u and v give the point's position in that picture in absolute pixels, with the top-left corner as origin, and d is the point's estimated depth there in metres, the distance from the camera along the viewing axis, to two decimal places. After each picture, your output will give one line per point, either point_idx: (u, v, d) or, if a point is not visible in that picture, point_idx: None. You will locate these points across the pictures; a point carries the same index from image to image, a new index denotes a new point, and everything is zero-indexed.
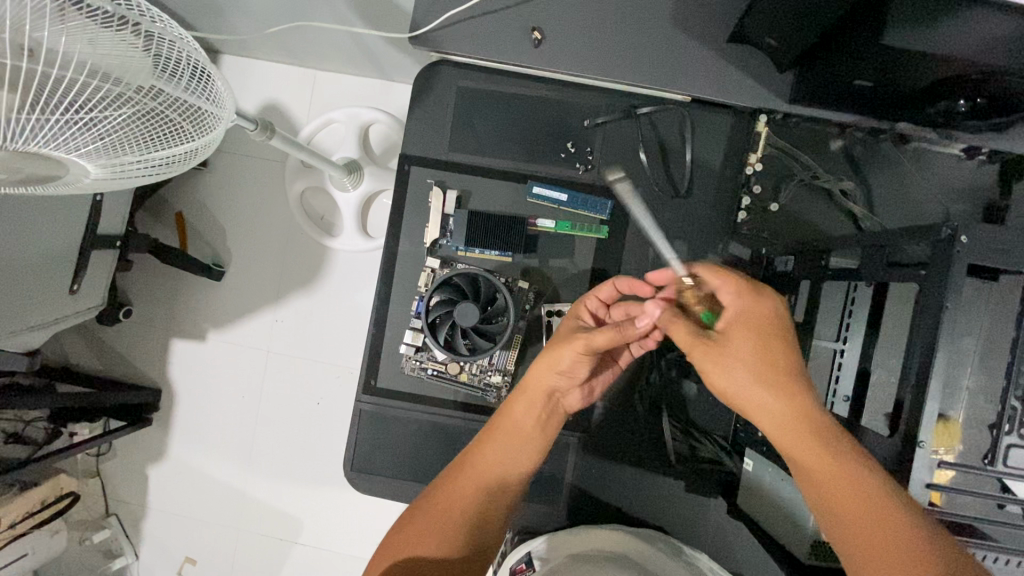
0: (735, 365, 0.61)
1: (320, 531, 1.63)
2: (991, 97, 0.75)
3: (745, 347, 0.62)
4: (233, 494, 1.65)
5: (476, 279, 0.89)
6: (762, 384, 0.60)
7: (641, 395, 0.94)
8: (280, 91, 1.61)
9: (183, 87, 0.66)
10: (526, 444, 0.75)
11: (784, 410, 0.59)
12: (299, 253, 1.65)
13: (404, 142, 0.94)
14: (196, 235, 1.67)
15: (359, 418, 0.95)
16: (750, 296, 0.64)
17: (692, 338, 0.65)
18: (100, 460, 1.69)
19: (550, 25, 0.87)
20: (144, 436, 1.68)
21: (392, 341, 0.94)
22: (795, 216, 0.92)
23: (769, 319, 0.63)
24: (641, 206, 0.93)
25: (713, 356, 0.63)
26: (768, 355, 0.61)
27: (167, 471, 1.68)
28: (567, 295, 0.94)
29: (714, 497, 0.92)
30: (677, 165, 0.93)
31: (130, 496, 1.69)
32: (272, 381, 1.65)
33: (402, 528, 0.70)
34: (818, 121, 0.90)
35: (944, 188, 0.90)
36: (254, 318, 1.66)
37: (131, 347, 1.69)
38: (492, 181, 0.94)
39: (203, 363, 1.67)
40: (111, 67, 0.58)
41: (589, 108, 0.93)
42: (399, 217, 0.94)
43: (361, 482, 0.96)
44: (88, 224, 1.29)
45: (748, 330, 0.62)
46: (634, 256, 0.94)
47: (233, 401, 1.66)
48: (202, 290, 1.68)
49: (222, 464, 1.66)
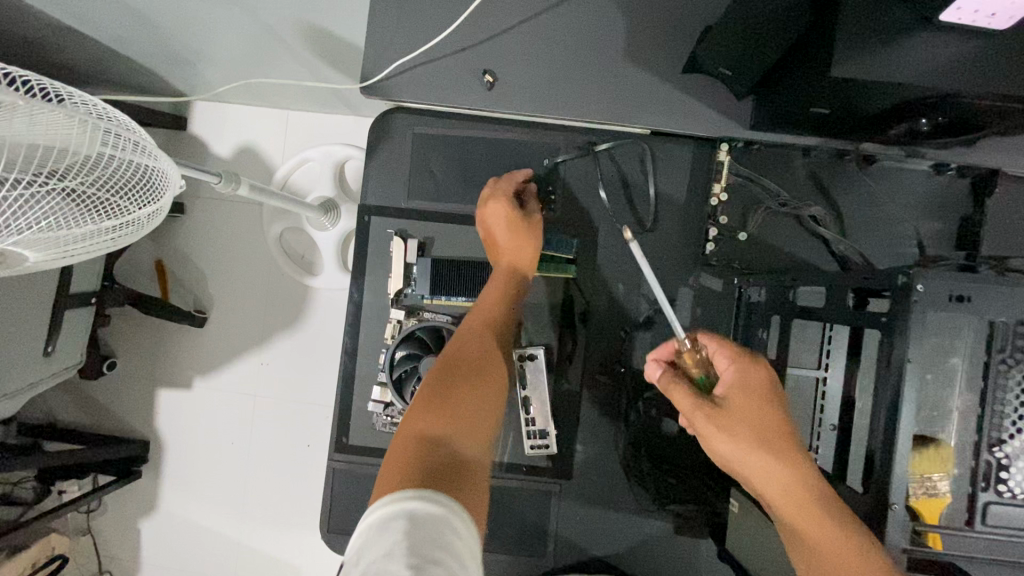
0: (738, 432, 0.56)
1: None
2: (955, 117, 0.72)
3: (747, 413, 0.57)
4: (225, 546, 1.63)
5: (439, 330, 0.86)
6: (766, 450, 0.55)
7: (622, 435, 0.91)
8: (251, 135, 1.60)
9: (131, 151, 0.64)
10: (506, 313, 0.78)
11: (790, 483, 0.54)
12: (279, 296, 1.64)
13: (364, 192, 0.92)
14: (176, 283, 1.66)
15: (333, 478, 0.92)
16: (749, 360, 0.61)
17: (694, 403, 0.59)
18: (90, 517, 1.68)
19: (500, 67, 0.86)
20: (134, 491, 1.67)
21: (362, 396, 0.92)
22: (764, 243, 0.89)
23: (766, 379, 0.60)
24: (608, 241, 0.91)
25: (717, 422, 0.57)
26: (771, 420, 0.57)
27: (158, 526, 1.66)
28: (538, 338, 0.91)
29: (703, 538, 0.89)
30: (641, 199, 0.90)
31: (122, 551, 1.67)
32: (258, 428, 1.63)
33: (406, 441, 0.57)
34: (781, 147, 0.87)
35: (916, 205, 0.88)
36: (238, 364, 1.64)
37: (116, 401, 1.68)
38: (454, 227, 0.91)
39: (189, 412, 1.66)
40: (52, 141, 0.57)
41: (548, 147, 0.91)
42: (362, 270, 0.92)
43: (339, 543, 0.93)
44: (59, 283, 1.32)
45: (748, 395, 0.59)
46: (604, 293, 0.91)
47: (220, 451, 1.64)
48: (184, 338, 1.67)
49: (212, 516, 1.63)
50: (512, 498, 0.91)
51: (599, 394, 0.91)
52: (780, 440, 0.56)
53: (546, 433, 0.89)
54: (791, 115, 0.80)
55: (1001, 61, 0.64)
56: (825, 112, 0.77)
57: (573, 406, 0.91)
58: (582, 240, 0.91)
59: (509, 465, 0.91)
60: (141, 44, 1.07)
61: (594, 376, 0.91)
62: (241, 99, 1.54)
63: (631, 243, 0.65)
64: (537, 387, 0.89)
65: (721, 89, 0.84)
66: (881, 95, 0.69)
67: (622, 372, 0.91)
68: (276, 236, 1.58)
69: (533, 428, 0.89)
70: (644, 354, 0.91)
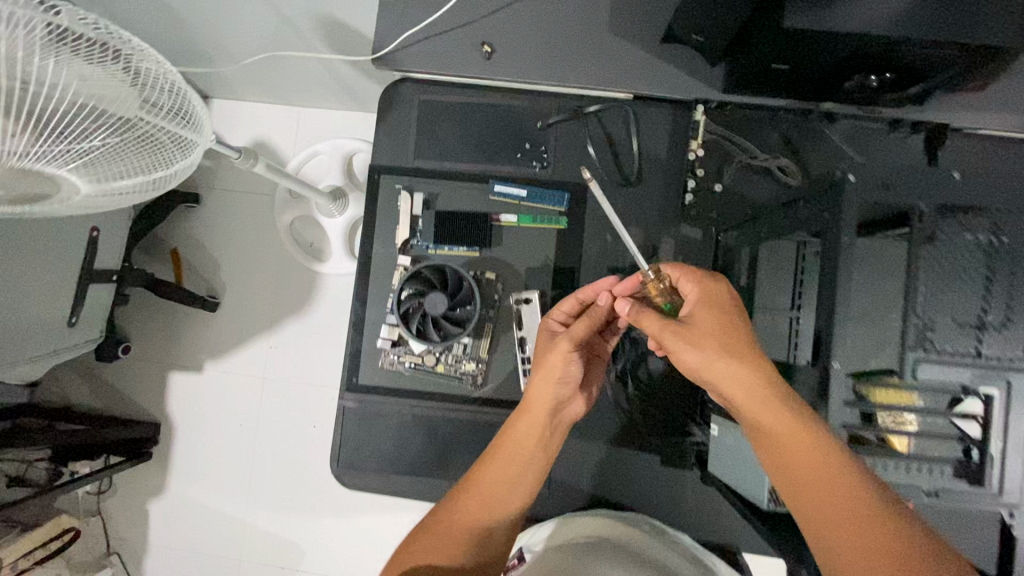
0: (704, 347, 0.66)
1: (320, 556, 1.70)
2: (898, 71, 0.82)
3: (711, 330, 0.67)
4: (233, 522, 1.72)
5: (444, 270, 0.90)
6: (731, 360, 0.65)
7: (610, 372, 0.98)
8: (267, 128, 1.71)
9: (169, 112, 0.72)
10: (528, 458, 0.77)
11: (752, 386, 0.64)
12: (293, 281, 1.76)
13: (374, 153, 1.01)
14: (192, 271, 1.79)
15: (343, 417, 1.00)
16: (709, 280, 0.72)
17: (663, 324, 0.68)
18: (100, 499, 1.76)
19: (497, 39, 0.95)
20: (146, 471, 1.76)
21: (371, 338, 0.99)
22: (739, 194, 0.97)
23: (727, 298, 0.70)
24: (596, 195, 0.99)
25: (684, 338, 0.67)
26: (733, 337, 0.66)
27: (167, 506, 1.75)
28: (533, 283, 0.99)
29: (689, 469, 0.97)
30: (626, 156, 0.98)
31: (131, 533, 1.75)
32: (269, 407, 1.73)
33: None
34: (749, 108, 0.96)
35: (879, 160, 0.97)
36: (249, 347, 1.76)
37: (129, 385, 1.78)
38: (455, 183, 0.99)
39: (202, 393, 1.76)
40: (102, 99, 0.64)
41: (542, 110, 0.99)
42: (371, 223, 1.00)
43: (346, 477, 1.00)
44: (83, 260, 1.42)
45: (711, 312, 0.68)
46: (594, 242, 0.99)
47: (233, 429, 1.74)
48: (200, 323, 1.78)
49: (221, 496, 1.73)
50: None
51: None
52: (745, 353, 0.65)
53: None
54: (756, 71, 0.89)
55: (932, 16, 0.72)
56: (785, 68, 0.87)
57: None
58: (574, 195, 0.99)
59: (506, 401, 0.99)
60: (170, 37, 1.19)
61: None
62: (258, 94, 1.65)
63: (591, 185, 0.66)
64: (532, 328, 0.97)
65: (697, 56, 0.93)
66: (833, 46, 0.78)
67: None
68: (287, 225, 1.68)
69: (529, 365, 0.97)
70: None
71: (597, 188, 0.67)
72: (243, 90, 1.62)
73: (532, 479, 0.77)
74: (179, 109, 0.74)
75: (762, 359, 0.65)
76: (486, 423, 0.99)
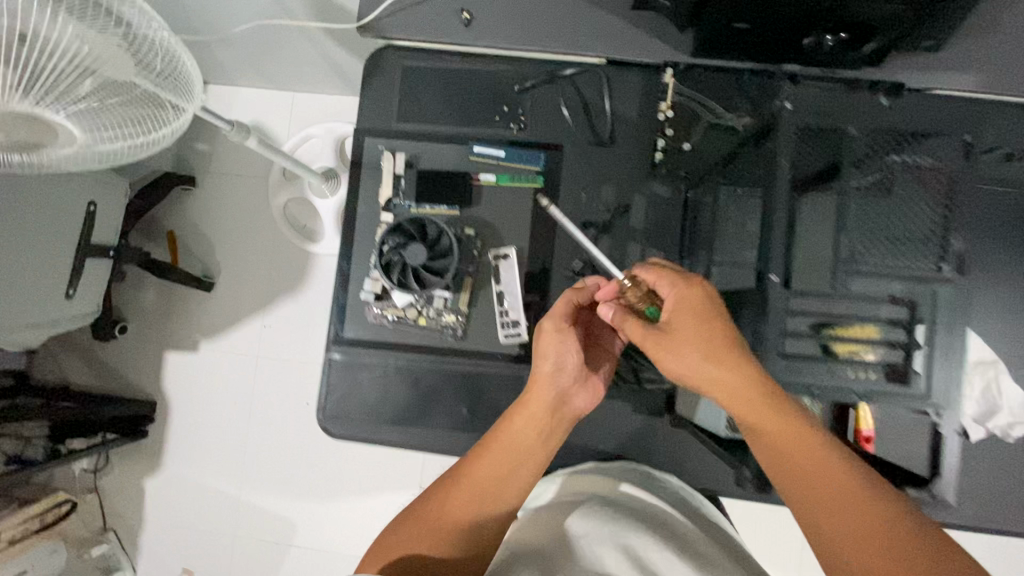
0: (684, 348, 0.74)
1: (313, 529, 1.74)
2: (851, 28, 0.89)
3: (689, 331, 0.75)
4: (228, 497, 1.77)
5: (423, 223, 0.94)
6: (710, 360, 0.73)
7: None
8: (261, 111, 1.76)
9: (160, 77, 0.76)
10: (528, 448, 0.79)
11: (732, 384, 0.72)
12: (286, 259, 1.80)
13: (359, 117, 1.05)
14: (188, 252, 1.83)
15: (329, 370, 1.04)
16: (683, 285, 0.79)
17: (642, 334, 0.78)
18: (98, 476, 1.81)
19: (476, 7, 0.99)
20: (142, 449, 1.80)
21: (356, 292, 1.03)
22: (708, 154, 1.01)
23: (702, 300, 0.77)
24: (571, 156, 1.03)
25: (666, 342, 0.75)
26: (710, 337, 0.74)
27: (163, 483, 1.79)
28: (511, 240, 1.03)
29: (660, 415, 1.01)
30: (600, 118, 1.03)
31: (128, 510, 1.80)
32: (263, 383, 1.78)
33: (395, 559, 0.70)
34: (718, 70, 0.99)
35: (848, 111, 0.97)
36: (243, 324, 1.80)
37: (127, 364, 1.82)
38: (436, 144, 1.04)
39: (197, 370, 1.81)
40: (98, 59, 0.69)
41: (519, 75, 1.04)
42: (356, 184, 1.04)
43: (332, 428, 1.05)
44: (81, 233, 1.46)
45: (688, 315, 0.76)
46: (569, 200, 1.03)
47: (227, 404, 1.78)
48: (195, 303, 1.82)
49: (215, 471, 1.77)
50: (489, 382, 1.03)
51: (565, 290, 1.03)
52: (721, 351, 0.73)
53: (518, 321, 1.02)
54: (720, 34, 0.95)
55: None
56: (745, 28, 0.94)
57: (542, 300, 1.03)
58: (549, 155, 1.03)
59: (485, 353, 1.03)
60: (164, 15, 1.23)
61: (562, 273, 1.03)
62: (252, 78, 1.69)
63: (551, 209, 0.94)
64: (510, 283, 1.02)
65: (668, 22, 0.97)
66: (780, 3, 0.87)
67: (585, 268, 1.02)
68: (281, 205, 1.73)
69: (507, 317, 1.02)
70: (605, 254, 1.03)
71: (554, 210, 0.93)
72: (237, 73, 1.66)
73: (532, 466, 0.79)
74: (170, 75, 0.78)
75: (737, 357, 0.73)
76: (466, 374, 1.03)
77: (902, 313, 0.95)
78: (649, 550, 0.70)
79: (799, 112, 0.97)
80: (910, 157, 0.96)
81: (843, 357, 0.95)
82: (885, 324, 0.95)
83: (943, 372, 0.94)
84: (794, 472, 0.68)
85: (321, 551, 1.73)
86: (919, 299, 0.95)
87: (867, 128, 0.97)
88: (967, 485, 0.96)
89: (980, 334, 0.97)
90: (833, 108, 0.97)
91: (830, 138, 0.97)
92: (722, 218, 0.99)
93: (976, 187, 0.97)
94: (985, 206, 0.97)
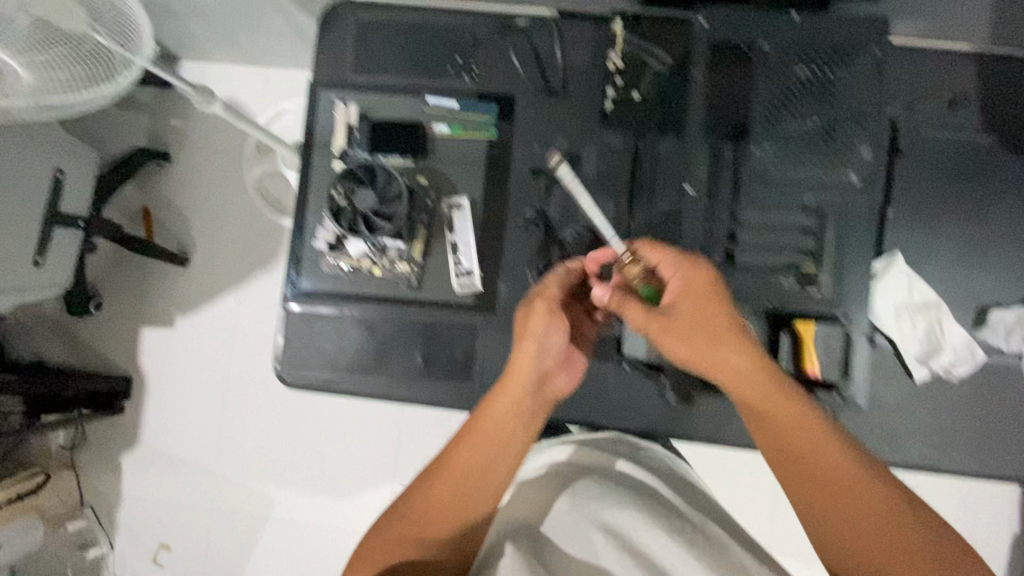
0: (685, 331, 0.72)
1: (289, 503, 1.71)
2: None
3: (691, 313, 0.73)
4: (203, 471, 1.75)
5: (372, 167, 0.95)
6: (713, 343, 0.71)
7: (538, 273, 1.02)
8: (234, 85, 1.76)
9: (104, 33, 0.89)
10: (511, 437, 0.76)
11: (738, 369, 0.69)
12: (258, 233, 1.80)
13: (314, 70, 1.06)
14: (163, 227, 1.83)
15: (288, 321, 1.05)
16: (690, 267, 0.76)
17: (645, 314, 0.74)
18: (74, 452, 1.79)
19: None
20: (119, 424, 1.79)
21: (311, 243, 1.04)
22: (657, 101, 1.01)
23: (706, 281, 0.74)
24: (523, 106, 1.04)
25: (667, 323, 0.73)
26: (712, 320, 0.72)
27: (140, 458, 1.78)
28: (464, 189, 1.04)
29: (611, 361, 1.01)
30: (551, 67, 1.03)
31: (104, 486, 1.78)
32: (238, 357, 1.78)
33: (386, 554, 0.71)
34: (662, 18, 1.00)
35: (766, 29, 0.97)
36: (218, 298, 1.79)
37: (103, 340, 1.82)
38: (389, 96, 1.05)
39: (172, 345, 1.80)
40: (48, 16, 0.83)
41: (471, 27, 1.05)
42: (310, 135, 1.04)
43: (291, 378, 1.05)
44: (48, 200, 1.47)
45: (691, 297, 0.74)
46: (520, 149, 1.04)
47: (203, 377, 1.79)
48: (170, 277, 1.82)
49: (191, 445, 1.77)
50: (446, 330, 1.04)
51: (518, 238, 1.03)
52: (721, 334, 0.71)
53: (472, 270, 1.03)
54: None
55: None
56: None
57: (495, 247, 1.04)
58: (502, 105, 1.04)
59: (442, 302, 1.04)
60: None
61: (516, 223, 1.03)
62: (223, 52, 1.69)
63: (560, 169, 0.89)
64: (463, 232, 1.03)
65: None
66: None
67: (537, 218, 1.03)
68: (256, 180, 1.80)
69: (461, 266, 1.03)
70: (558, 204, 1.03)
71: (563, 169, 0.88)
72: (209, 47, 1.66)
73: (516, 454, 0.76)
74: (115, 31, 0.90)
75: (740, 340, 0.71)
76: (423, 322, 1.04)
77: (811, 222, 0.94)
78: (639, 532, 0.71)
79: (713, 28, 0.99)
80: (818, 67, 0.95)
81: (752, 265, 0.95)
82: (795, 231, 0.95)
83: (856, 280, 0.93)
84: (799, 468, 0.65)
85: (293, 524, 1.71)
86: (829, 208, 0.94)
87: (781, 43, 0.97)
88: (912, 424, 0.97)
89: (924, 278, 0.99)
90: (742, 20, 0.98)
91: (740, 54, 0.98)
92: (659, 157, 1.01)
93: (916, 126, 0.99)
94: (928, 151, 0.99)
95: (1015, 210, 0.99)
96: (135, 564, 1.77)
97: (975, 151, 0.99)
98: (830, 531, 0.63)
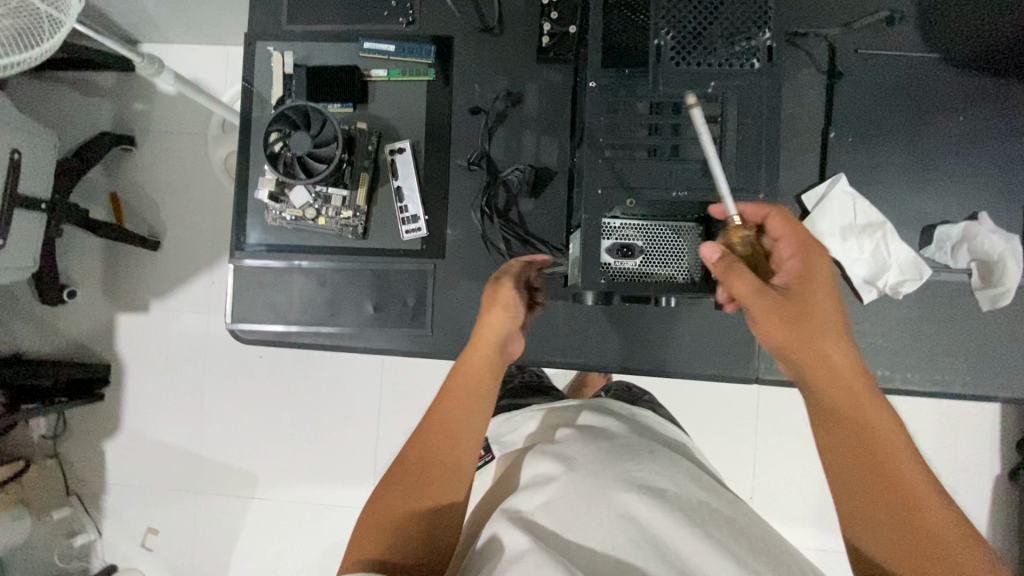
0: (806, 313, 0.69)
1: (272, 482, 1.67)
2: None
3: (809, 300, 0.70)
4: (184, 456, 1.72)
5: (307, 111, 0.94)
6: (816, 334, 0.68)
7: (486, 213, 1.02)
8: (196, 67, 1.73)
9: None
10: (485, 386, 0.78)
11: (838, 362, 0.67)
12: (220, 217, 1.76)
13: (251, 22, 1.06)
14: (132, 210, 1.77)
15: (237, 274, 1.05)
16: (811, 256, 0.72)
17: (756, 286, 0.69)
18: (56, 442, 1.75)
19: None
20: (100, 413, 1.75)
21: (255, 194, 1.04)
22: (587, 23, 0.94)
23: (824, 272, 0.72)
24: (461, 48, 1.03)
25: (778, 302, 0.69)
26: (818, 313, 0.69)
27: (122, 445, 1.74)
28: (406, 135, 1.04)
29: (563, 300, 1.00)
30: (486, 4, 1.02)
31: (88, 473, 1.74)
32: (213, 339, 1.73)
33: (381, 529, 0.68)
34: None
35: None
36: (192, 281, 1.75)
37: (78, 328, 1.77)
38: (325, 44, 1.04)
39: (149, 330, 1.76)
40: None
41: None
42: (249, 88, 1.04)
43: (245, 331, 1.05)
44: (7, 179, 1.37)
45: (808, 284, 0.71)
46: (459, 91, 1.03)
47: (179, 362, 1.74)
48: (141, 260, 1.77)
49: (175, 432, 1.73)
50: (395, 275, 1.03)
51: (461, 180, 1.03)
52: (827, 326, 0.69)
53: (418, 215, 1.02)
54: None
55: None
56: None
57: (440, 190, 1.03)
58: (439, 48, 1.03)
59: (391, 249, 1.04)
60: None
61: (458, 165, 1.03)
62: (183, 34, 1.66)
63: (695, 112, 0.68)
64: (407, 177, 1.02)
65: None
66: None
67: (481, 160, 1.02)
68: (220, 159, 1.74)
69: (407, 213, 1.02)
70: (501, 144, 1.03)
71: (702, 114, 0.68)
72: (169, 29, 1.63)
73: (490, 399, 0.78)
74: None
75: (841, 338, 0.69)
76: (372, 269, 1.04)
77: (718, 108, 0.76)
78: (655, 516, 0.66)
79: None
80: None
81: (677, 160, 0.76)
82: (700, 121, 0.76)
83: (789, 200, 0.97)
84: (873, 472, 0.63)
85: (276, 502, 1.67)
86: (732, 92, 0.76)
87: None
88: (861, 345, 0.98)
89: (867, 197, 0.99)
90: None
91: None
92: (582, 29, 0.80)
93: (854, 43, 0.98)
94: (872, 68, 0.98)
95: (963, 127, 0.98)
96: (124, 550, 1.73)
97: (912, 67, 0.98)
98: (869, 534, 0.63)
